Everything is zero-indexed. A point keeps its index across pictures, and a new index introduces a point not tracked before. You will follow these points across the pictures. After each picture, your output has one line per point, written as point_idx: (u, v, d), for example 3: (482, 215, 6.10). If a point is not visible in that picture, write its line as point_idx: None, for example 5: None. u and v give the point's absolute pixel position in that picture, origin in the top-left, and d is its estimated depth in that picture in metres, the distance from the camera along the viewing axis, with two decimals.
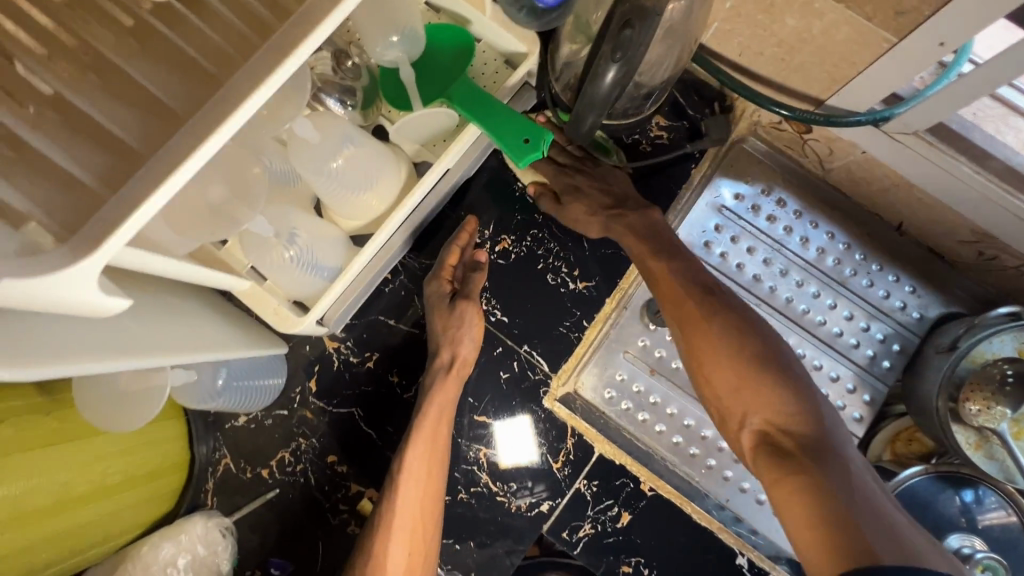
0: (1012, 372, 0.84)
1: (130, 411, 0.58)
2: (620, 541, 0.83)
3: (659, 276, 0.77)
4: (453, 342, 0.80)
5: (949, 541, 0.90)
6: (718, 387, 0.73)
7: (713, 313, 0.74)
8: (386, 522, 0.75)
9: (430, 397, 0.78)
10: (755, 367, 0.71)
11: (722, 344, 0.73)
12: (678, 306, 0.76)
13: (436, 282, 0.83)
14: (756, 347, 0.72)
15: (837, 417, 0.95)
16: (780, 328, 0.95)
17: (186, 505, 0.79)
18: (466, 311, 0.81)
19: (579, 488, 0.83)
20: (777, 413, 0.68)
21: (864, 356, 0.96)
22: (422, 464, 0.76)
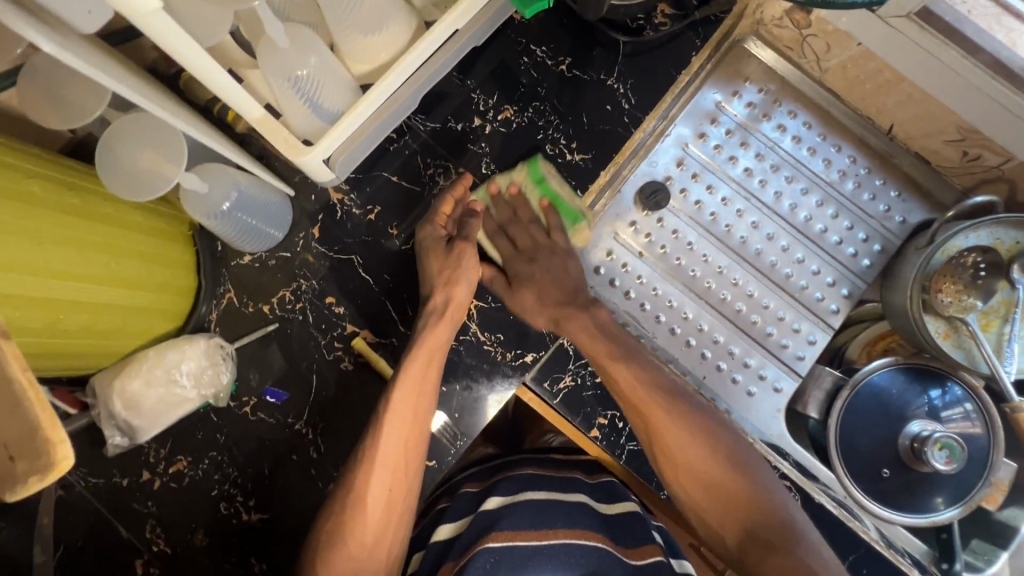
0: (984, 263, 0.88)
1: (142, 183, 0.63)
2: (598, 395, 0.87)
3: (624, 386, 0.82)
4: (448, 285, 0.83)
5: (911, 427, 0.94)
6: (692, 495, 0.80)
7: (675, 415, 0.81)
8: (369, 457, 0.77)
9: (419, 340, 0.80)
10: (726, 460, 0.79)
11: (699, 463, 0.80)
12: (644, 408, 0.81)
13: (430, 226, 0.86)
14: (716, 436, 0.81)
15: (815, 307, 0.98)
16: (766, 220, 0.99)
17: (190, 330, 0.84)
18: (462, 256, 0.85)
19: (563, 342, 0.88)
20: (750, 506, 0.77)
21: (846, 254, 0.99)
22: (408, 406, 0.78)
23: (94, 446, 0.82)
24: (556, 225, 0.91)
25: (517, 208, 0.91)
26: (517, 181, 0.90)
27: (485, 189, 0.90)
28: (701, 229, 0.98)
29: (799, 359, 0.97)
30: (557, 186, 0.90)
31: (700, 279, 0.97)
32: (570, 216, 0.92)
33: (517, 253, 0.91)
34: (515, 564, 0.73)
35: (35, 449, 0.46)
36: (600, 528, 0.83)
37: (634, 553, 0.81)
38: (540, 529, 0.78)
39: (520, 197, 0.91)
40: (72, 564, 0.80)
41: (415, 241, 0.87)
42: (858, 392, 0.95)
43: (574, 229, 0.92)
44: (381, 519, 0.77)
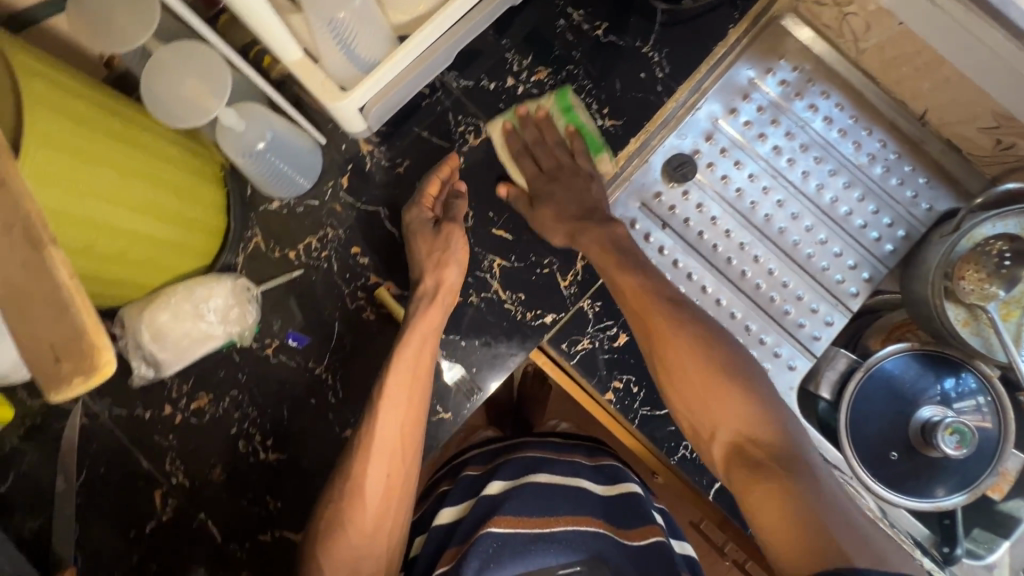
0: (1010, 252, 0.88)
1: (177, 110, 0.65)
2: (615, 359, 0.87)
3: (626, 293, 0.80)
4: (438, 267, 0.82)
5: (922, 412, 0.94)
6: (688, 400, 0.76)
7: (679, 329, 0.78)
8: (365, 443, 0.76)
9: (412, 324, 0.80)
10: (722, 371, 0.75)
11: (694, 368, 0.76)
12: (646, 316, 0.79)
13: (417, 208, 0.85)
14: (716, 348, 0.77)
15: (835, 289, 0.98)
16: (791, 199, 0.99)
17: (218, 270, 0.85)
18: (451, 236, 0.84)
19: (583, 306, 0.88)
20: (746, 425, 0.73)
21: (870, 238, 0.99)
22: (403, 392, 0.78)
23: (119, 378, 0.84)
24: (580, 149, 0.91)
25: (544, 131, 0.91)
26: (545, 106, 0.91)
27: (514, 110, 0.91)
28: (725, 204, 0.98)
29: (815, 339, 0.97)
30: (584, 115, 0.92)
31: (722, 254, 0.97)
32: (594, 145, 0.92)
33: (540, 173, 0.89)
34: (518, 549, 0.73)
35: (80, 349, 0.47)
36: (600, 513, 0.82)
37: (635, 536, 0.80)
38: (542, 515, 0.78)
39: (548, 121, 0.91)
40: (93, 490, 0.82)
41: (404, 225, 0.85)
42: (872, 375, 0.96)
43: (600, 156, 0.92)
44: (380, 508, 0.75)
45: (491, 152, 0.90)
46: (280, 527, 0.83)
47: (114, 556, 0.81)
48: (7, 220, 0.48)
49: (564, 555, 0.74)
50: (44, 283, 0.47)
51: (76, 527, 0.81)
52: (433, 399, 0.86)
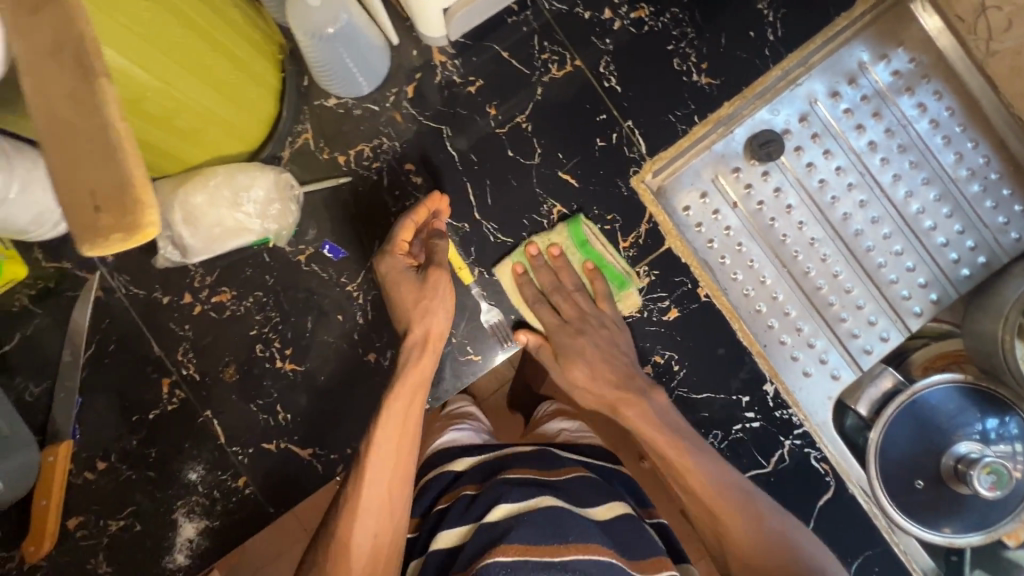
0: None
1: None
2: (660, 333, 0.82)
3: (643, 431, 0.74)
4: (425, 316, 0.74)
5: (958, 447, 0.90)
6: (708, 523, 0.70)
7: (688, 448, 0.72)
8: (350, 503, 0.69)
9: (402, 374, 0.73)
10: (749, 500, 0.69)
11: (714, 487, 0.70)
12: (661, 447, 0.72)
13: (390, 257, 0.75)
14: (731, 477, 0.71)
15: (898, 305, 0.92)
16: (874, 202, 0.91)
17: (263, 160, 0.78)
18: (437, 282, 0.74)
19: (637, 272, 0.82)
20: (777, 559, 0.65)
21: (947, 258, 0.92)
22: (392, 447, 0.72)
23: (142, 255, 0.79)
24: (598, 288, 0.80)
25: (558, 272, 0.81)
26: (556, 242, 0.81)
27: (523, 250, 0.81)
28: (804, 194, 0.91)
29: (865, 353, 0.92)
30: (602, 249, 0.81)
31: (789, 247, 0.91)
32: (617, 280, 0.81)
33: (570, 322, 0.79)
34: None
35: (124, 202, 0.41)
36: (609, 543, 0.66)
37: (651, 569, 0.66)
38: (552, 539, 0.62)
39: (562, 261, 0.80)
40: (100, 364, 0.79)
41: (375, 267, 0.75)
42: (914, 400, 0.91)
43: (620, 294, 0.81)
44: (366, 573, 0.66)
45: (572, 87, 0.82)
46: (287, 439, 0.80)
47: (116, 434, 0.79)
48: (58, 38, 0.42)
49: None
50: (91, 118, 0.41)
51: (79, 399, 0.79)
52: (465, 339, 0.81)
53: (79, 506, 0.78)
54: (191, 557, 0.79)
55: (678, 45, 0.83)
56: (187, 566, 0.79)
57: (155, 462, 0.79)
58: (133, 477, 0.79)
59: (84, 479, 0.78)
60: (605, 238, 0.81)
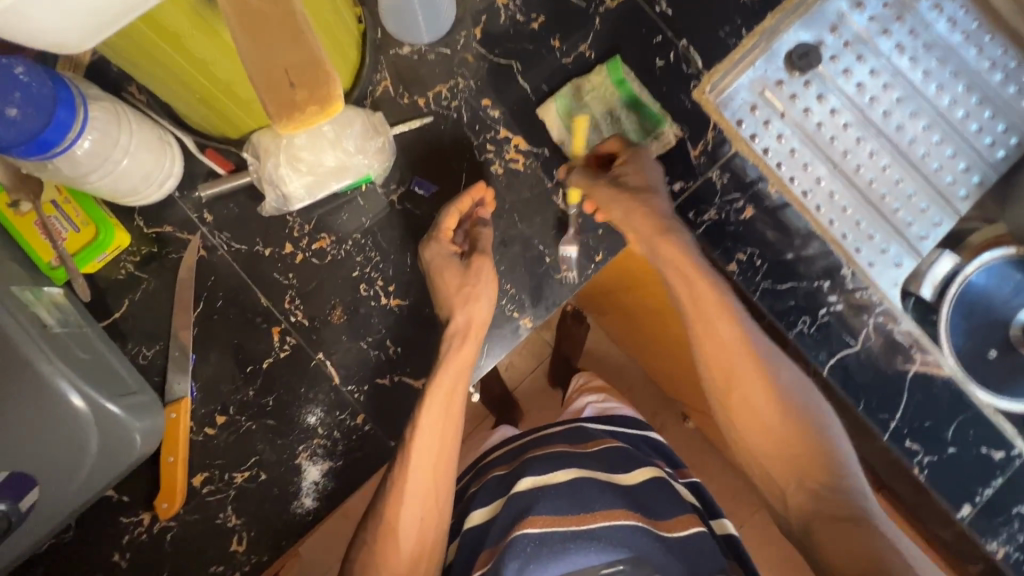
0: None
1: None
2: (739, 232, 0.87)
3: (696, 305, 0.76)
4: (467, 303, 0.77)
5: (1021, 317, 0.97)
6: (747, 412, 0.75)
7: (737, 333, 0.76)
8: (398, 488, 0.74)
9: (444, 360, 0.77)
10: (786, 384, 0.75)
11: (755, 374, 0.75)
12: (710, 323, 0.76)
13: (436, 244, 0.79)
14: (774, 366, 0.76)
15: (945, 190, 0.98)
16: (910, 98, 0.98)
17: (353, 101, 0.83)
18: (481, 268, 0.79)
19: (711, 177, 0.87)
20: (807, 451, 0.72)
21: (983, 143, 0.99)
22: (435, 430, 0.76)
23: (243, 210, 0.82)
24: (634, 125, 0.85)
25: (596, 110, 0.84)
26: (595, 80, 0.85)
27: (563, 91, 0.85)
28: (844, 97, 0.97)
29: (922, 239, 0.97)
30: (638, 89, 0.85)
31: (839, 146, 0.97)
32: (652, 119, 0.86)
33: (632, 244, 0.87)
34: (556, 548, 0.72)
35: (317, 75, 0.47)
36: (634, 505, 0.80)
37: (673, 526, 0.79)
38: (578, 512, 0.77)
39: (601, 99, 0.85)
40: (211, 320, 0.81)
41: (420, 255, 0.79)
42: (977, 277, 0.98)
43: (656, 134, 0.85)
44: (413, 552, 0.73)
45: (628, 14, 0.87)
46: (400, 372, 0.82)
47: (232, 386, 0.80)
48: None
49: (604, 554, 0.72)
50: (279, 6, 0.44)
51: (192, 356, 0.80)
52: (558, 257, 0.85)
53: (202, 461, 0.79)
54: (319, 499, 0.80)
55: None
56: (315, 509, 0.80)
57: (274, 409, 0.80)
58: (253, 427, 0.80)
59: (205, 435, 0.80)
60: (641, 85, 0.86)
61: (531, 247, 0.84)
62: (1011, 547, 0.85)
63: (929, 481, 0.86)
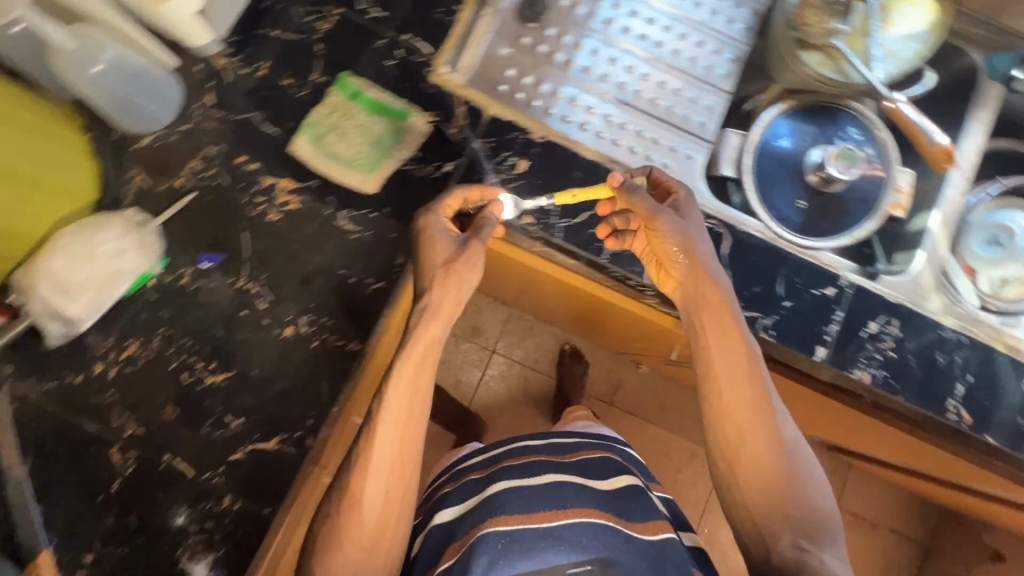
0: None
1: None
2: (522, 185, 0.89)
3: (705, 328, 0.80)
4: (441, 285, 0.77)
5: (813, 158, 1.03)
6: (750, 441, 0.78)
7: (750, 368, 0.79)
8: (361, 465, 0.74)
9: (412, 337, 0.76)
10: (785, 428, 0.79)
11: (760, 411, 0.78)
12: (720, 348, 0.79)
13: (436, 212, 0.81)
14: (779, 409, 0.79)
15: (706, 76, 1.04)
16: (641, 8, 1.05)
17: (107, 208, 0.83)
18: (473, 256, 0.79)
19: (476, 147, 0.89)
20: (794, 493, 0.76)
21: (721, 23, 1.06)
22: (400, 404, 0.75)
23: (40, 349, 0.81)
24: (383, 127, 0.87)
25: (345, 127, 0.87)
26: (331, 101, 0.87)
27: (305, 122, 0.87)
28: (584, 29, 1.02)
29: (703, 126, 1.02)
30: (374, 92, 0.88)
31: (596, 72, 1.01)
32: (399, 115, 0.88)
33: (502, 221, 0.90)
34: (524, 544, 0.78)
35: None
36: (609, 507, 0.85)
37: (645, 529, 0.84)
38: (552, 507, 0.83)
39: (344, 116, 0.87)
40: (44, 468, 0.79)
41: (414, 220, 0.82)
42: (762, 141, 1.04)
43: (408, 127, 0.88)
44: (374, 528, 0.74)
45: (345, 31, 0.91)
46: (249, 441, 0.81)
47: (89, 521, 0.78)
48: None
49: (572, 553, 0.78)
50: None
51: (36, 509, 0.78)
52: (361, 273, 0.86)
53: None
54: None
55: None
56: None
57: (140, 527, 0.79)
58: (125, 552, 0.78)
59: None
60: (377, 87, 0.88)
61: (333, 274, 0.85)
62: (872, 368, 0.90)
63: (779, 340, 0.89)
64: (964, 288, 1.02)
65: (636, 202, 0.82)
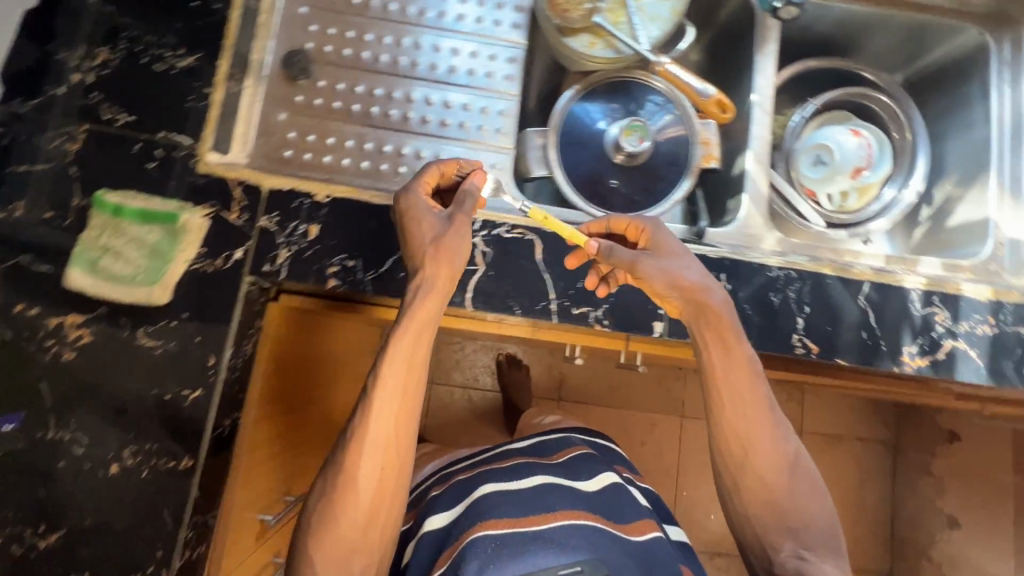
0: None
1: None
2: (319, 250, 0.87)
3: (709, 340, 0.78)
4: (434, 258, 0.78)
5: (610, 135, 1.04)
6: (756, 456, 0.76)
7: (753, 384, 0.77)
8: (359, 437, 0.73)
9: (407, 310, 0.76)
10: (790, 441, 0.77)
11: (765, 425, 0.76)
12: (727, 362, 0.78)
13: (416, 189, 0.84)
14: (783, 423, 0.78)
15: (489, 84, 1.04)
16: (408, 35, 1.04)
17: None
18: (460, 227, 0.80)
19: (263, 225, 0.87)
20: (804, 507, 0.75)
21: (491, 27, 1.05)
22: (397, 380, 0.74)
23: None
24: (157, 233, 0.84)
25: (117, 245, 0.83)
26: (94, 223, 0.83)
27: (72, 253, 0.82)
28: (355, 73, 1.01)
29: (499, 134, 1.02)
30: (136, 201, 0.84)
31: (378, 114, 1.00)
32: (170, 216, 0.85)
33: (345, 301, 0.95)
34: (514, 549, 0.81)
35: None
36: (594, 508, 0.92)
37: (633, 530, 0.92)
38: (540, 512, 0.88)
39: (112, 234, 0.83)
40: None
41: (395, 203, 0.82)
42: (562, 131, 1.05)
43: (182, 225, 0.85)
44: (373, 501, 0.72)
45: (95, 146, 0.86)
46: None
47: None
48: None
49: (563, 553, 0.81)
50: None
51: None
52: (176, 386, 0.83)
53: None
54: None
55: (148, 54, 0.90)
56: None
57: None
58: None
59: None
60: (138, 194, 0.85)
61: (147, 396, 0.82)
62: None
63: (614, 326, 0.90)
64: (809, 214, 1.17)
65: (614, 259, 0.81)
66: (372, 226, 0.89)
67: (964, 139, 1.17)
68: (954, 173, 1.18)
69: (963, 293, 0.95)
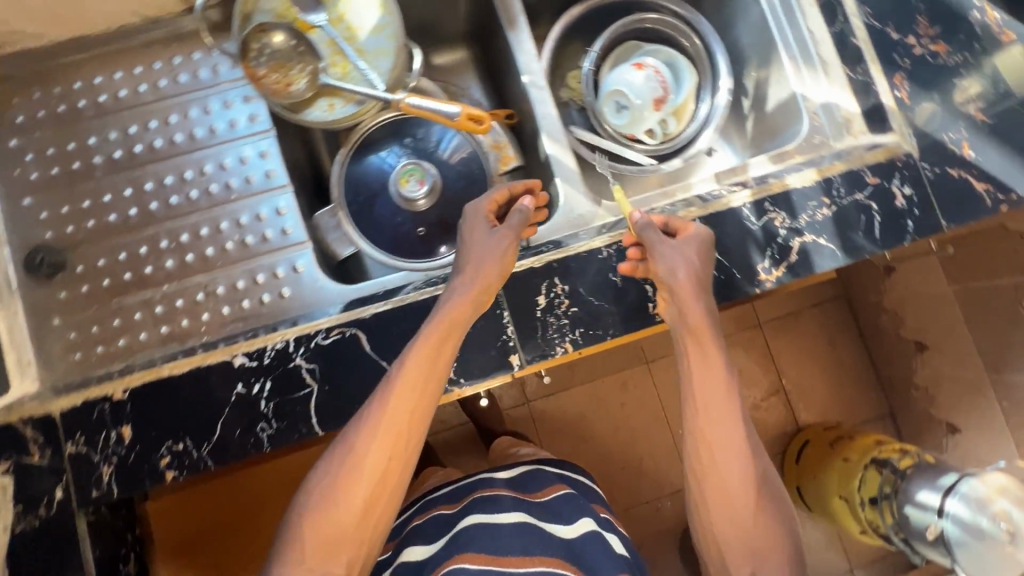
0: (291, 36, 0.89)
1: None
2: (140, 449, 0.80)
3: (691, 343, 0.80)
4: (473, 273, 0.81)
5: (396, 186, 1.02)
6: (721, 465, 0.77)
7: (729, 398, 0.79)
8: (373, 423, 0.73)
9: (440, 315, 0.78)
10: (760, 460, 0.78)
11: (739, 438, 0.78)
12: (705, 369, 0.79)
13: (478, 212, 0.88)
14: (756, 443, 0.79)
15: (253, 187, 0.95)
16: (149, 175, 0.94)
17: None
18: (502, 243, 0.83)
19: (71, 451, 0.79)
20: (764, 524, 0.76)
21: (229, 127, 0.96)
22: (415, 383, 0.75)
23: None
24: None
25: None
26: None
27: None
28: (113, 239, 0.93)
29: (287, 233, 0.95)
30: None
31: (155, 270, 0.92)
32: None
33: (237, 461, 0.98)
34: None
35: None
36: (570, 560, 0.81)
37: None
38: (518, 556, 0.79)
39: None
40: None
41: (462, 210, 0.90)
42: (351, 201, 1.00)
43: None
44: (365, 490, 0.71)
45: None
46: None
47: None
48: None
49: None
50: None
51: None
52: None
53: None
54: None
55: None
56: None
57: None
58: None
59: None
60: None
61: None
62: (570, 335, 0.87)
63: (473, 380, 0.86)
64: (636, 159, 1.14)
65: (640, 235, 0.84)
66: (188, 398, 0.82)
67: (747, 22, 1.12)
68: (753, 58, 1.13)
69: (791, 188, 0.93)
